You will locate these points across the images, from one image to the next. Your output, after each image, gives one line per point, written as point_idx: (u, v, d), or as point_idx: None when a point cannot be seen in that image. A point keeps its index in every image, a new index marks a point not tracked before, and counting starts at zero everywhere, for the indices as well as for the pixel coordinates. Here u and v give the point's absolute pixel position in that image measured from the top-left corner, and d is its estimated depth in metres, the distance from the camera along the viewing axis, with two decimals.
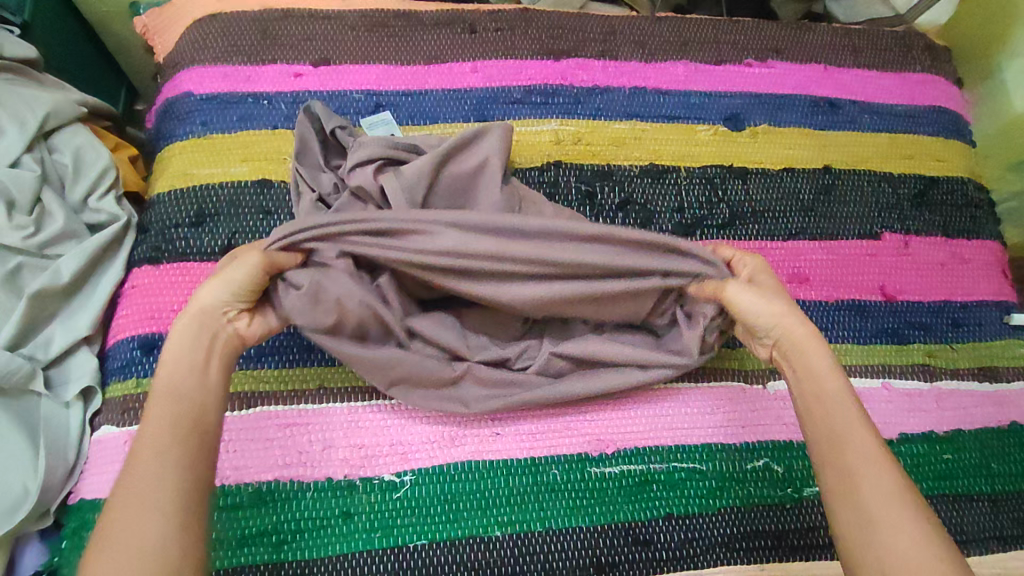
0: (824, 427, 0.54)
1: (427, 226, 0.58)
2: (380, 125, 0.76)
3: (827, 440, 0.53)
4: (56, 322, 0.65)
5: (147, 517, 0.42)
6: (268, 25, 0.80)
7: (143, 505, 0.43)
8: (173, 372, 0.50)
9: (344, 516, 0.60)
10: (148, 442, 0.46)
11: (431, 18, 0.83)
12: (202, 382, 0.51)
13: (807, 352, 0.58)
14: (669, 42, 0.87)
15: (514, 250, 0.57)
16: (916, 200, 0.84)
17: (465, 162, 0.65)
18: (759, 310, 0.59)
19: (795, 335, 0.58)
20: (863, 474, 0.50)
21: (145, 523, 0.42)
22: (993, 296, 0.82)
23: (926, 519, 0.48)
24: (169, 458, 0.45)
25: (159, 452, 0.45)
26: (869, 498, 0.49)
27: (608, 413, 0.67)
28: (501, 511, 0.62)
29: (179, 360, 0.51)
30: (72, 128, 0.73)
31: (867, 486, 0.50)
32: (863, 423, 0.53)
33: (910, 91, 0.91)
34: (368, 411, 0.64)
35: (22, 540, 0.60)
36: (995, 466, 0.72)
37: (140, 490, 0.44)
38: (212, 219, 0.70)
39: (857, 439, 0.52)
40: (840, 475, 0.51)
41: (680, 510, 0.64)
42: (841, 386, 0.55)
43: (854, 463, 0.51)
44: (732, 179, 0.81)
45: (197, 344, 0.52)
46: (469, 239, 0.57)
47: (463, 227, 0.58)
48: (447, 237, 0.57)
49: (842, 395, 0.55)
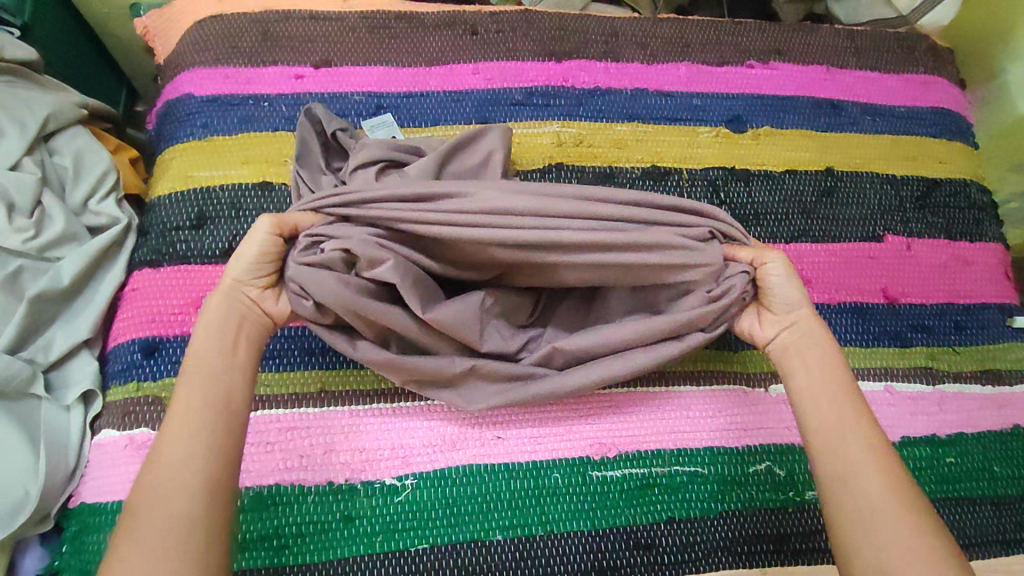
0: (825, 421, 0.54)
1: (463, 188, 0.56)
2: (382, 127, 0.76)
3: (827, 433, 0.53)
4: (56, 325, 0.65)
5: (173, 498, 0.44)
6: (269, 27, 0.80)
7: (171, 486, 0.44)
8: (201, 354, 0.52)
9: (345, 520, 0.60)
10: (179, 422, 0.47)
11: (432, 19, 0.83)
12: (232, 361, 0.52)
13: (809, 349, 0.58)
14: (670, 43, 0.87)
15: (548, 206, 0.55)
16: (918, 202, 0.84)
17: (465, 164, 0.65)
18: (779, 294, 0.59)
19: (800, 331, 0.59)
20: (857, 473, 0.50)
21: (171, 504, 0.44)
22: (996, 298, 0.81)
23: (926, 516, 0.48)
24: (199, 440, 0.47)
25: (188, 434, 0.47)
26: (869, 492, 0.49)
27: (610, 417, 0.66)
28: (502, 515, 0.62)
29: (207, 341, 0.52)
30: (73, 130, 0.73)
31: (867, 480, 0.50)
32: (865, 420, 0.53)
33: (912, 92, 0.90)
34: (369, 414, 0.64)
35: (22, 545, 0.60)
36: (997, 470, 0.71)
37: (168, 471, 0.45)
38: (213, 222, 0.70)
39: (858, 435, 0.52)
40: (839, 468, 0.51)
41: (682, 513, 0.64)
42: (843, 383, 0.55)
43: (850, 462, 0.51)
44: (734, 181, 0.80)
45: (226, 326, 0.53)
46: (508, 198, 0.55)
47: (500, 188, 0.56)
48: (485, 195, 0.55)
49: (843, 392, 0.55)
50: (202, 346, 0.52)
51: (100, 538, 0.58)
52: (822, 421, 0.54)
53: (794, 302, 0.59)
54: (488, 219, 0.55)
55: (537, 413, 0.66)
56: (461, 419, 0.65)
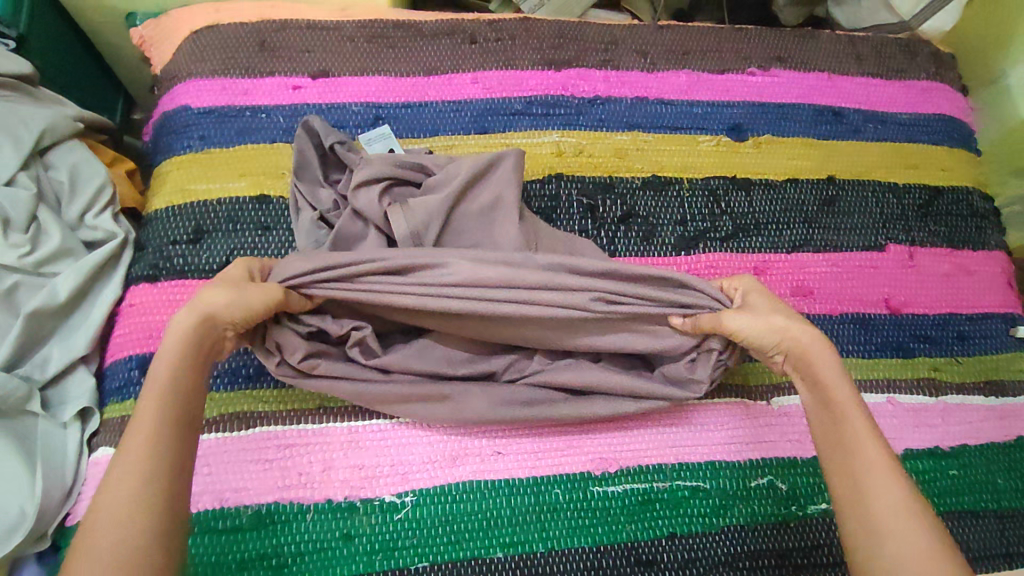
0: (836, 438, 0.53)
1: (438, 260, 0.57)
2: (379, 140, 0.75)
3: (839, 451, 0.52)
4: (52, 341, 0.65)
5: (133, 523, 0.41)
6: (266, 37, 0.79)
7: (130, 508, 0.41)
8: (168, 368, 0.48)
9: (344, 539, 0.59)
10: (136, 443, 0.44)
11: (431, 28, 0.83)
12: (195, 388, 0.49)
13: (815, 363, 0.57)
14: (671, 51, 0.86)
15: (514, 278, 0.57)
16: (921, 211, 0.83)
17: (477, 199, 0.64)
18: (762, 329, 0.58)
19: (805, 345, 0.57)
20: (869, 487, 0.49)
21: (129, 529, 0.41)
22: (999, 308, 0.81)
23: (937, 535, 0.47)
24: (156, 464, 0.44)
25: (146, 456, 0.44)
26: (881, 508, 0.48)
27: (611, 431, 0.66)
28: (503, 532, 0.61)
29: (174, 357, 0.49)
30: (68, 144, 0.72)
31: (880, 497, 0.49)
32: (875, 434, 0.52)
33: (915, 99, 0.90)
34: (368, 430, 0.63)
35: (19, 564, 0.59)
36: (1001, 482, 0.71)
37: (129, 493, 0.42)
38: (210, 235, 0.70)
39: (868, 451, 0.51)
40: (851, 485, 0.50)
41: (684, 529, 0.63)
42: (853, 398, 0.54)
43: (860, 475, 0.50)
44: (735, 191, 0.80)
45: (192, 343, 0.50)
46: (480, 269, 0.57)
47: (472, 258, 0.58)
48: (459, 269, 0.57)
49: (853, 406, 0.54)
50: (171, 364, 0.49)
51: None
52: (835, 437, 0.53)
53: (779, 341, 0.58)
54: (461, 297, 0.57)
55: (537, 428, 0.65)
56: (461, 433, 0.64)
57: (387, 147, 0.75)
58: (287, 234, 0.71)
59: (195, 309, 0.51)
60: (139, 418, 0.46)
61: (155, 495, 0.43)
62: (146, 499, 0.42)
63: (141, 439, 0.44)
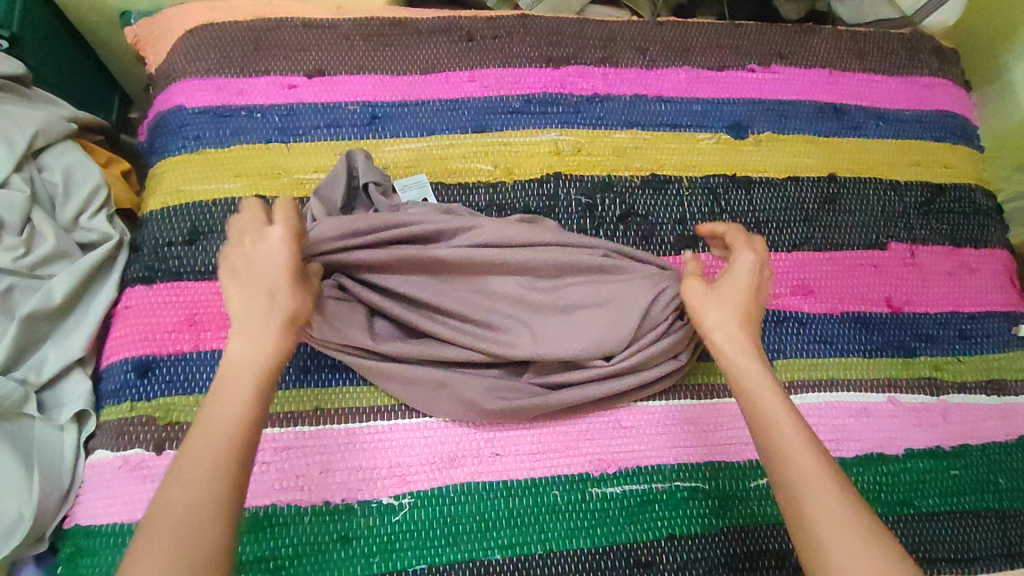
0: (766, 437, 0.49)
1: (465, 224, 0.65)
2: (414, 187, 0.73)
3: (772, 448, 0.48)
4: (48, 344, 0.64)
5: (207, 522, 0.42)
6: (261, 36, 0.79)
7: (202, 510, 0.42)
8: (249, 370, 0.48)
9: (342, 541, 0.59)
10: (206, 444, 0.45)
11: (428, 25, 0.82)
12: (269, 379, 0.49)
13: (741, 362, 0.54)
14: (670, 47, 0.85)
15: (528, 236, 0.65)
16: (923, 208, 0.83)
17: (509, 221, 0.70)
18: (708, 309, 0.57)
19: (732, 343, 0.55)
20: (813, 493, 0.45)
21: (197, 533, 0.42)
22: (1002, 306, 0.80)
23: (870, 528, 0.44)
24: (230, 468, 0.44)
25: (217, 457, 0.44)
26: (817, 506, 0.45)
27: (608, 431, 0.66)
28: (501, 533, 0.61)
29: (258, 358, 0.49)
30: (62, 145, 0.72)
31: (815, 493, 0.45)
32: (805, 431, 0.49)
33: (917, 95, 0.89)
34: (366, 432, 0.63)
35: (17, 566, 0.59)
36: (1002, 482, 0.70)
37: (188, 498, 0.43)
38: (206, 237, 0.69)
39: (796, 442, 0.48)
40: (786, 484, 0.47)
41: (683, 530, 0.63)
42: (780, 396, 0.51)
43: (803, 480, 0.46)
44: (735, 189, 0.79)
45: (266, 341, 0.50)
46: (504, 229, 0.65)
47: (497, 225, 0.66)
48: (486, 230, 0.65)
49: (781, 405, 0.50)
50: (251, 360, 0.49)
51: (97, 561, 0.57)
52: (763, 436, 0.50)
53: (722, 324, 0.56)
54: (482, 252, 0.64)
55: (535, 429, 0.65)
56: (459, 433, 0.64)
57: (421, 197, 0.73)
58: None
59: (271, 318, 0.50)
60: (209, 421, 0.46)
61: (224, 498, 0.43)
62: (218, 498, 0.43)
63: (212, 442, 0.45)
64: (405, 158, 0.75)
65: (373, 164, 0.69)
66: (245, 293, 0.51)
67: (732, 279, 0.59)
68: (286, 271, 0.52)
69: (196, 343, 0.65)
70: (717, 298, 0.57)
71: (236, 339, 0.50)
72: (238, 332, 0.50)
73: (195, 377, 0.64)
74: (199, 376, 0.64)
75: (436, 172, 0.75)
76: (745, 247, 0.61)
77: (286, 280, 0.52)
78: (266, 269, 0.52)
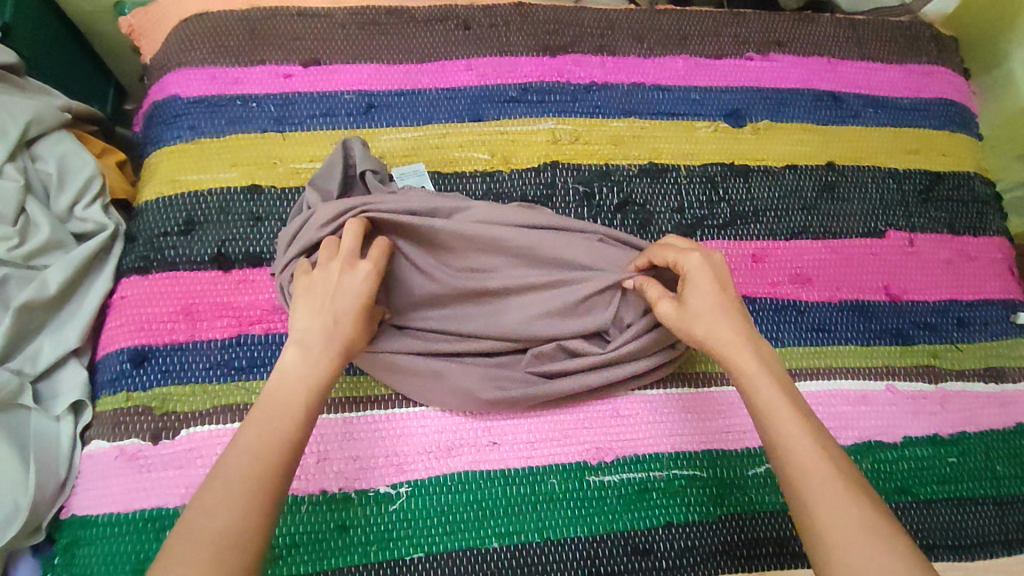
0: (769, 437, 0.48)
1: (458, 205, 0.65)
2: (412, 175, 0.72)
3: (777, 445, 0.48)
4: (43, 335, 0.64)
5: (238, 546, 0.40)
6: (257, 25, 0.78)
7: (242, 525, 0.41)
8: (295, 395, 0.48)
9: (339, 530, 0.59)
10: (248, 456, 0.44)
11: (424, 14, 0.81)
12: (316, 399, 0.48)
13: (735, 360, 0.53)
14: (668, 36, 0.85)
15: (522, 218, 0.65)
16: (921, 196, 0.82)
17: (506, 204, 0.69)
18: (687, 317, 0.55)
19: (721, 341, 0.53)
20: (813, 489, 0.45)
21: (237, 547, 0.40)
22: (1000, 294, 0.80)
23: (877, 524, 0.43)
24: (272, 482, 0.43)
25: (259, 470, 0.43)
26: (820, 505, 0.44)
27: (604, 419, 0.66)
28: (499, 521, 0.61)
29: (309, 376, 0.49)
30: (56, 135, 0.71)
31: (815, 490, 0.45)
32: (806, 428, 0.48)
33: (916, 83, 0.88)
34: (363, 421, 0.63)
35: (14, 556, 0.59)
36: (1000, 469, 0.70)
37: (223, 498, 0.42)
38: (202, 227, 0.69)
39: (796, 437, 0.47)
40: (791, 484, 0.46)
41: (681, 518, 0.63)
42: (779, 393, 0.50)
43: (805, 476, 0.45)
44: (733, 177, 0.79)
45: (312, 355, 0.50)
46: (495, 212, 0.65)
47: (490, 207, 0.65)
48: (478, 211, 0.65)
49: (778, 402, 0.49)
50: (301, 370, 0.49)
51: (93, 551, 0.57)
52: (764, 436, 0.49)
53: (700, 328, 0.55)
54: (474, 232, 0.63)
55: (532, 417, 0.65)
56: (456, 422, 0.64)
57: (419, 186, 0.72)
58: (280, 225, 0.70)
59: (329, 340, 0.51)
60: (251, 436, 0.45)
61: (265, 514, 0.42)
62: (260, 511, 0.42)
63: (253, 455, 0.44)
64: (401, 147, 0.75)
65: (370, 152, 0.69)
66: (311, 310, 0.52)
67: (693, 280, 0.56)
68: (354, 304, 0.52)
69: (191, 333, 0.65)
70: (687, 308, 0.56)
71: (291, 353, 0.50)
72: (293, 347, 0.50)
73: (192, 368, 0.63)
74: (196, 367, 0.64)
75: (432, 161, 0.75)
76: (682, 249, 0.58)
77: (356, 312, 0.52)
78: (341, 292, 0.53)
